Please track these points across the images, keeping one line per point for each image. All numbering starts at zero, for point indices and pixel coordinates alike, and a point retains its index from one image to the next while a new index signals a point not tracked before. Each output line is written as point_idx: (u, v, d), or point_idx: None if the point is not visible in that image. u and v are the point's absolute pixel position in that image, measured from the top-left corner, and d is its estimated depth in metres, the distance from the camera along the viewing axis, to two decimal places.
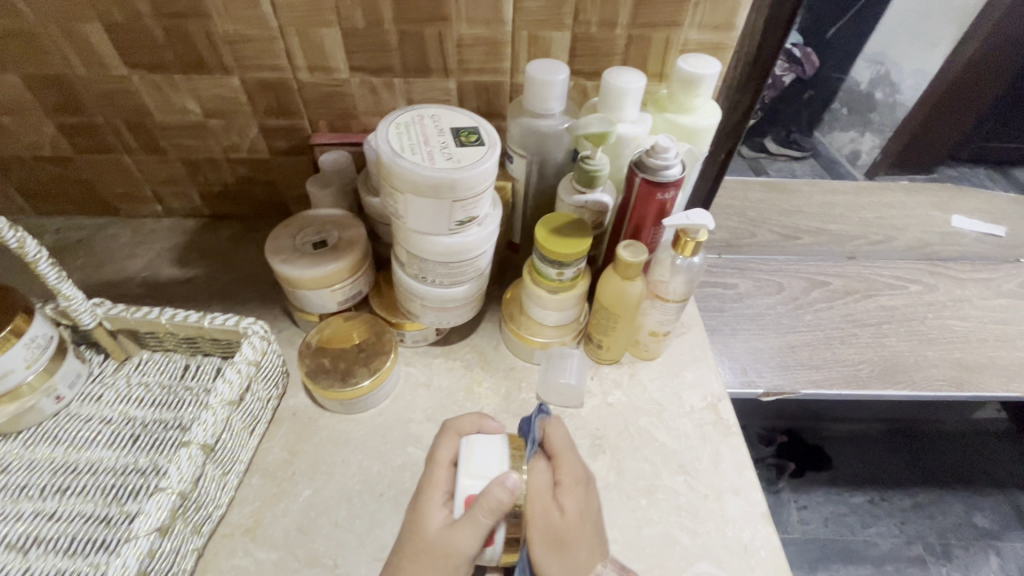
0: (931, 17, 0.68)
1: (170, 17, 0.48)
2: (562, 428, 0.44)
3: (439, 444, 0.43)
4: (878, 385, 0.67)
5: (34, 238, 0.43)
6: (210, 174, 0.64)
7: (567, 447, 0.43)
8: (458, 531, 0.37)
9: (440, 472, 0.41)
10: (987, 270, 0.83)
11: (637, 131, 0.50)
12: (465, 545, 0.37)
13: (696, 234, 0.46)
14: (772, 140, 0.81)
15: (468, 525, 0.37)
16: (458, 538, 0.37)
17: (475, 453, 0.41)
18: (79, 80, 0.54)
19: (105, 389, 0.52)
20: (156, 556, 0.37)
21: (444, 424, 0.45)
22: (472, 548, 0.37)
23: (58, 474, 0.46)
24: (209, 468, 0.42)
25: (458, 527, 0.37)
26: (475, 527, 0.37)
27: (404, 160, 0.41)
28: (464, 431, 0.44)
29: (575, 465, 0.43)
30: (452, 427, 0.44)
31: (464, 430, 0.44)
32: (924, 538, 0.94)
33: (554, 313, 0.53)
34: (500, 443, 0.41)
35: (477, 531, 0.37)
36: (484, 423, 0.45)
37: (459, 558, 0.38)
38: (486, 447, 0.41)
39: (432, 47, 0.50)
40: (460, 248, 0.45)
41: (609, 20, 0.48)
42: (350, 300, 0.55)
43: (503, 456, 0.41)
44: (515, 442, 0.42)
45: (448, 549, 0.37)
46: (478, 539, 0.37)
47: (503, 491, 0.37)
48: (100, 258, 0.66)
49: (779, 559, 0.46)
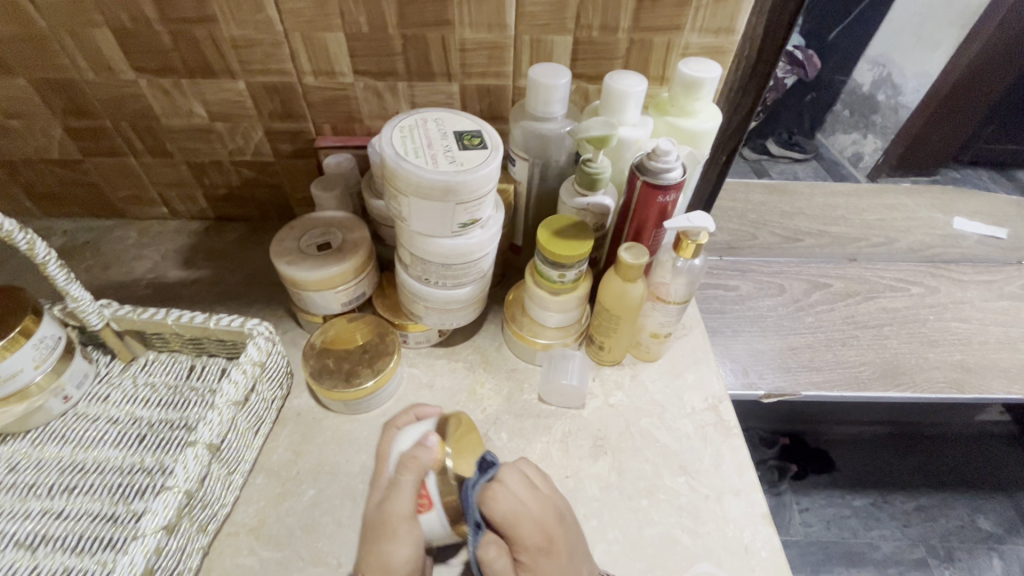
0: (932, 21, 0.69)
1: (177, 22, 0.49)
2: (512, 475, 0.43)
3: (381, 438, 0.47)
4: (879, 387, 0.68)
5: (43, 240, 0.43)
6: (216, 176, 0.64)
7: (515, 515, 0.40)
8: (394, 493, 0.41)
9: (383, 463, 0.45)
10: (989, 272, 0.83)
11: (639, 134, 0.50)
12: (404, 506, 0.41)
13: (697, 236, 0.46)
14: (775, 141, 0.81)
15: (399, 488, 0.41)
16: (393, 505, 0.41)
17: (407, 433, 0.45)
18: (87, 84, 0.54)
19: (112, 389, 0.52)
20: (163, 554, 0.38)
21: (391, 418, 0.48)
22: (408, 507, 0.41)
23: (65, 474, 0.47)
24: (215, 468, 0.43)
25: (393, 494, 0.41)
26: (404, 490, 0.41)
27: (407, 163, 0.41)
28: (403, 424, 0.47)
29: (530, 523, 0.41)
30: (394, 422, 0.47)
31: (401, 422, 0.47)
32: (927, 541, 0.94)
33: (556, 315, 0.54)
34: (427, 421, 0.46)
35: (410, 491, 0.41)
36: (420, 411, 0.48)
37: (399, 521, 0.41)
38: (416, 428, 0.45)
39: (435, 51, 0.51)
40: (463, 250, 0.46)
41: (611, 24, 0.49)
42: (353, 301, 0.55)
43: (427, 427, 0.45)
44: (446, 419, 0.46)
45: (388, 517, 0.41)
46: (410, 498, 0.41)
47: (422, 449, 0.41)
48: (106, 260, 0.67)
49: (780, 559, 0.46)
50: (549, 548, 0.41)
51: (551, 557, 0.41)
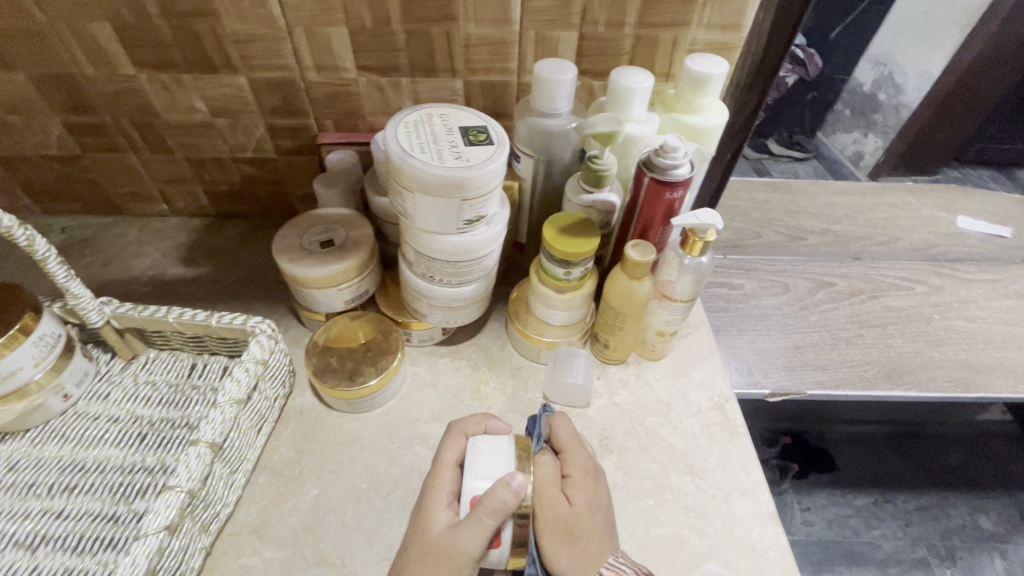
0: (936, 19, 0.69)
1: (179, 17, 0.48)
2: (567, 424, 0.44)
3: (445, 445, 0.42)
4: (884, 386, 0.67)
5: (43, 236, 0.42)
6: (217, 173, 0.64)
7: (573, 440, 0.43)
8: (461, 531, 0.37)
9: (444, 473, 0.41)
10: (993, 271, 0.83)
11: (645, 131, 0.50)
12: (469, 546, 0.36)
13: (704, 234, 0.46)
14: (775, 140, 0.80)
15: (474, 526, 0.36)
16: (461, 541, 0.36)
17: (482, 453, 0.40)
18: (87, 79, 0.54)
19: (112, 388, 0.52)
20: (165, 554, 0.37)
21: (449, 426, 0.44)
22: (479, 550, 0.36)
23: (66, 473, 0.46)
24: (217, 467, 0.42)
25: (464, 529, 0.37)
26: (478, 528, 0.36)
27: (413, 159, 0.41)
28: (470, 432, 0.43)
29: (580, 454, 0.43)
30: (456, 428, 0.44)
31: (470, 431, 0.44)
32: (928, 540, 0.94)
33: (561, 313, 0.53)
34: (505, 441, 0.41)
35: (481, 533, 0.36)
36: (489, 423, 0.44)
37: (467, 559, 0.36)
38: (490, 447, 0.40)
39: (439, 46, 0.50)
40: (468, 247, 0.45)
41: (617, 20, 0.48)
42: (356, 299, 0.55)
43: (506, 451, 0.40)
44: (519, 442, 0.41)
45: (453, 553, 0.36)
46: (484, 541, 0.36)
47: (507, 492, 0.36)
48: (106, 257, 0.66)
49: (787, 559, 0.46)
50: (593, 483, 0.42)
51: (595, 486, 0.42)
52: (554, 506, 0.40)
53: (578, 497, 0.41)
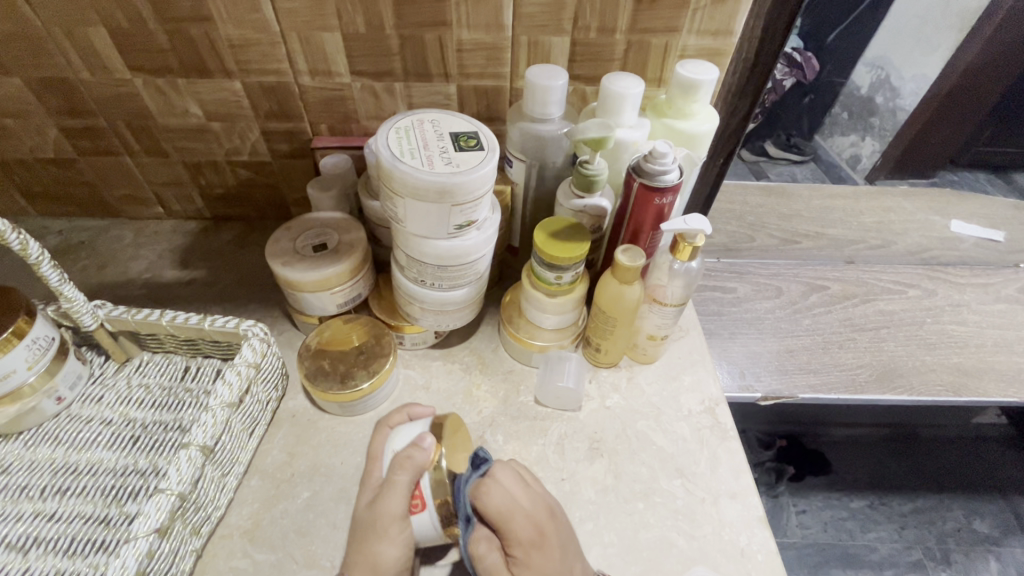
0: (934, 22, 0.69)
1: (174, 22, 0.49)
2: (498, 493, 0.39)
3: (373, 438, 0.45)
4: (877, 390, 0.68)
5: (36, 240, 0.43)
6: (212, 176, 0.64)
7: (507, 514, 0.39)
8: (385, 498, 0.40)
9: (374, 463, 0.43)
10: (987, 275, 0.83)
11: (636, 136, 0.50)
12: (395, 507, 0.39)
13: (694, 239, 0.46)
14: (772, 143, 0.83)
15: (392, 487, 0.40)
16: (383, 504, 0.40)
17: (401, 434, 0.43)
18: (83, 83, 0.54)
19: (106, 390, 0.52)
20: (155, 557, 0.38)
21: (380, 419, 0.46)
22: (400, 509, 0.40)
23: (58, 475, 0.46)
24: (208, 470, 0.43)
25: (383, 496, 0.40)
26: (397, 489, 0.40)
27: (404, 164, 0.41)
28: (395, 423, 0.45)
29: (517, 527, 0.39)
30: (388, 420, 0.45)
31: (395, 421, 0.45)
32: (923, 543, 0.94)
33: (553, 317, 0.54)
34: (420, 421, 0.44)
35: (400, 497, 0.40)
36: (412, 411, 0.46)
37: (390, 521, 0.39)
38: (411, 427, 0.43)
39: (432, 51, 0.51)
40: (459, 251, 0.46)
41: (608, 26, 0.49)
42: (349, 302, 0.55)
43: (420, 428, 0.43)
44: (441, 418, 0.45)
45: (376, 516, 0.40)
46: (405, 501, 0.40)
47: (416, 450, 0.40)
48: (101, 260, 0.67)
49: (775, 563, 0.46)
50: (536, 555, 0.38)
51: (543, 552, 0.39)
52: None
53: (522, 574, 0.38)
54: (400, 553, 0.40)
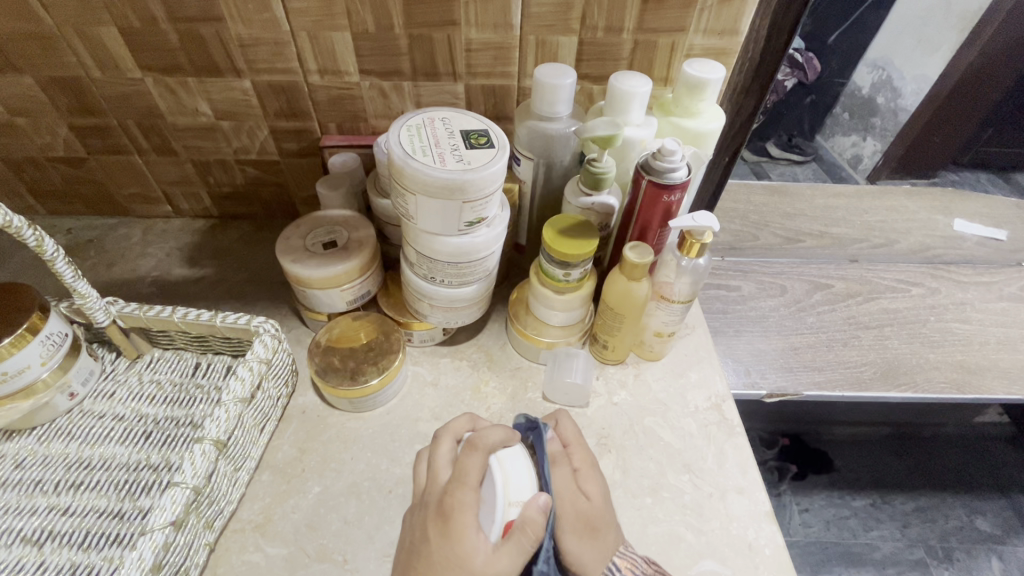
0: (935, 23, 0.70)
1: (185, 21, 0.49)
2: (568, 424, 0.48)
3: (465, 464, 0.37)
4: (881, 387, 0.68)
5: (51, 237, 0.43)
6: (220, 175, 0.65)
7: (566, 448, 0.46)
8: (499, 555, 0.35)
9: (467, 492, 0.36)
10: (989, 273, 0.84)
11: (643, 134, 0.51)
12: (509, 570, 0.34)
13: (701, 236, 0.46)
14: (774, 143, 0.80)
15: (512, 547, 0.35)
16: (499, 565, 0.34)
17: (509, 472, 0.38)
18: (94, 81, 0.55)
19: (117, 386, 0.52)
20: (170, 550, 0.38)
21: (438, 428, 0.42)
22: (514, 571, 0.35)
23: (71, 470, 0.47)
24: (222, 464, 0.43)
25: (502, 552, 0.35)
26: (518, 554, 0.35)
27: (416, 162, 0.41)
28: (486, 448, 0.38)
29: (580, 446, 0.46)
30: (448, 430, 0.42)
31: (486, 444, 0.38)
32: (926, 541, 0.94)
33: (560, 314, 0.54)
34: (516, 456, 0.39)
35: (520, 556, 0.35)
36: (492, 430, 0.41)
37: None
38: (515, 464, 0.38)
39: (441, 50, 0.51)
40: (469, 248, 0.46)
41: (615, 25, 0.49)
42: (358, 299, 0.56)
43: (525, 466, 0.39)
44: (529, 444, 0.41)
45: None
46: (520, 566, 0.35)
47: (539, 511, 0.36)
48: (110, 258, 0.67)
49: (783, 557, 0.46)
50: (596, 473, 0.45)
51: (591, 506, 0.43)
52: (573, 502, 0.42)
53: (592, 490, 0.43)
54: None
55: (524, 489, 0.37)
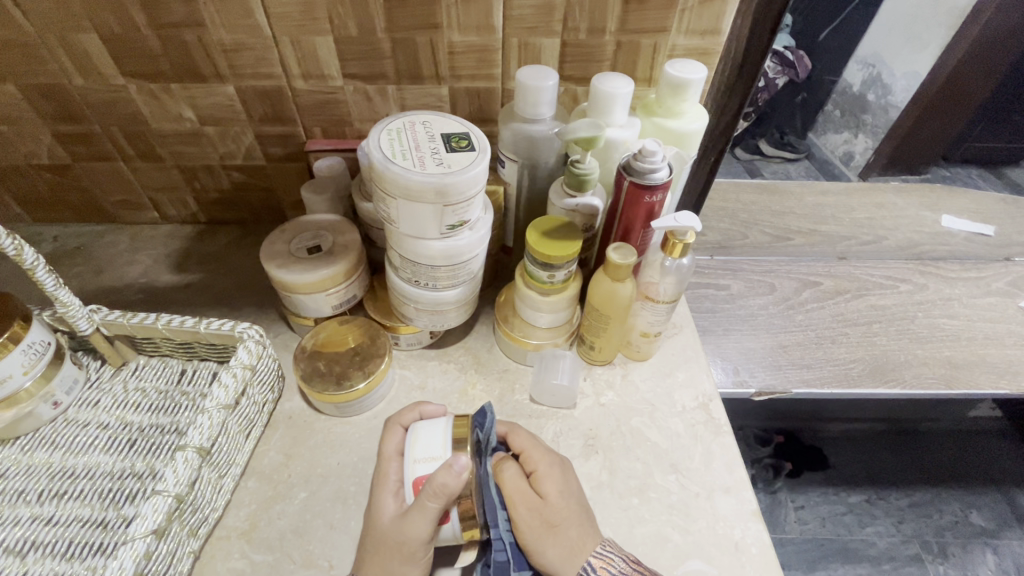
0: (921, 19, 0.68)
1: (165, 27, 0.49)
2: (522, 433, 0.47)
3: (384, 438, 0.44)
4: (869, 384, 0.68)
5: (31, 246, 0.43)
6: (207, 180, 0.64)
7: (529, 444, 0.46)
8: (408, 517, 0.38)
9: (386, 461, 0.42)
10: (977, 269, 0.85)
11: (626, 135, 0.51)
12: (417, 532, 0.38)
13: (684, 236, 0.46)
14: (766, 141, 0.78)
15: (419, 511, 0.38)
16: (409, 526, 0.38)
17: (420, 437, 0.42)
18: (76, 88, 0.54)
19: (102, 395, 0.52)
20: (152, 558, 0.38)
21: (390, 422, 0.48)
22: (426, 533, 0.38)
23: (55, 479, 0.46)
24: (204, 472, 0.43)
25: (410, 516, 0.38)
26: (423, 514, 0.38)
27: (396, 166, 0.41)
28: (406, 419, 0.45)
29: (543, 453, 0.46)
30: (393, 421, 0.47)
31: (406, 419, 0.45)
32: (920, 536, 0.94)
33: (547, 316, 0.54)
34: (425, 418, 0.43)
35: (422, 510, 0.38)
36: (423, 407, 0.46)
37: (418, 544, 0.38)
38: (430, 431, 0.42)
39: (424, 52, 0.51)
40: (452, 251, 0.46)
41: (598, 26, 0.49)
42: (344, 304, 0.55)
43: (440, 426, 0.42)
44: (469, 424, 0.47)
45: (403, 540, 0.38)
46: (430, 525, 0.38)
47: (446, 476, 0.37)
48: (96, 265, 0.67)
49: (769, 555, 0.46)
50: (559, 472, 0.45)
51: (549, 482, 0.44)
52: (528, 504, 0.43)
53: (549, 490, 0.43)
54: (423, 531, 0.38)
55: (435, 449, 0.41)
